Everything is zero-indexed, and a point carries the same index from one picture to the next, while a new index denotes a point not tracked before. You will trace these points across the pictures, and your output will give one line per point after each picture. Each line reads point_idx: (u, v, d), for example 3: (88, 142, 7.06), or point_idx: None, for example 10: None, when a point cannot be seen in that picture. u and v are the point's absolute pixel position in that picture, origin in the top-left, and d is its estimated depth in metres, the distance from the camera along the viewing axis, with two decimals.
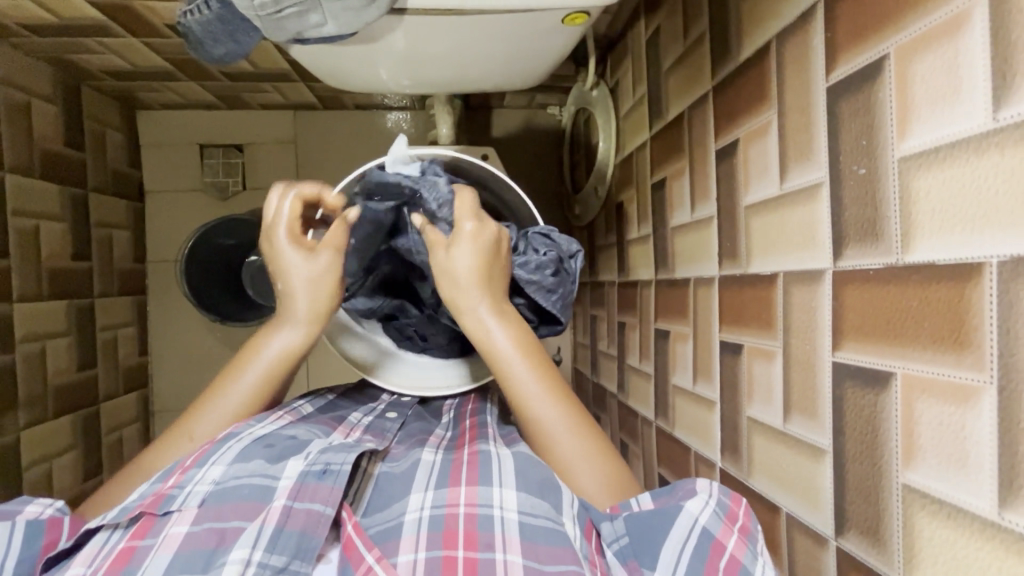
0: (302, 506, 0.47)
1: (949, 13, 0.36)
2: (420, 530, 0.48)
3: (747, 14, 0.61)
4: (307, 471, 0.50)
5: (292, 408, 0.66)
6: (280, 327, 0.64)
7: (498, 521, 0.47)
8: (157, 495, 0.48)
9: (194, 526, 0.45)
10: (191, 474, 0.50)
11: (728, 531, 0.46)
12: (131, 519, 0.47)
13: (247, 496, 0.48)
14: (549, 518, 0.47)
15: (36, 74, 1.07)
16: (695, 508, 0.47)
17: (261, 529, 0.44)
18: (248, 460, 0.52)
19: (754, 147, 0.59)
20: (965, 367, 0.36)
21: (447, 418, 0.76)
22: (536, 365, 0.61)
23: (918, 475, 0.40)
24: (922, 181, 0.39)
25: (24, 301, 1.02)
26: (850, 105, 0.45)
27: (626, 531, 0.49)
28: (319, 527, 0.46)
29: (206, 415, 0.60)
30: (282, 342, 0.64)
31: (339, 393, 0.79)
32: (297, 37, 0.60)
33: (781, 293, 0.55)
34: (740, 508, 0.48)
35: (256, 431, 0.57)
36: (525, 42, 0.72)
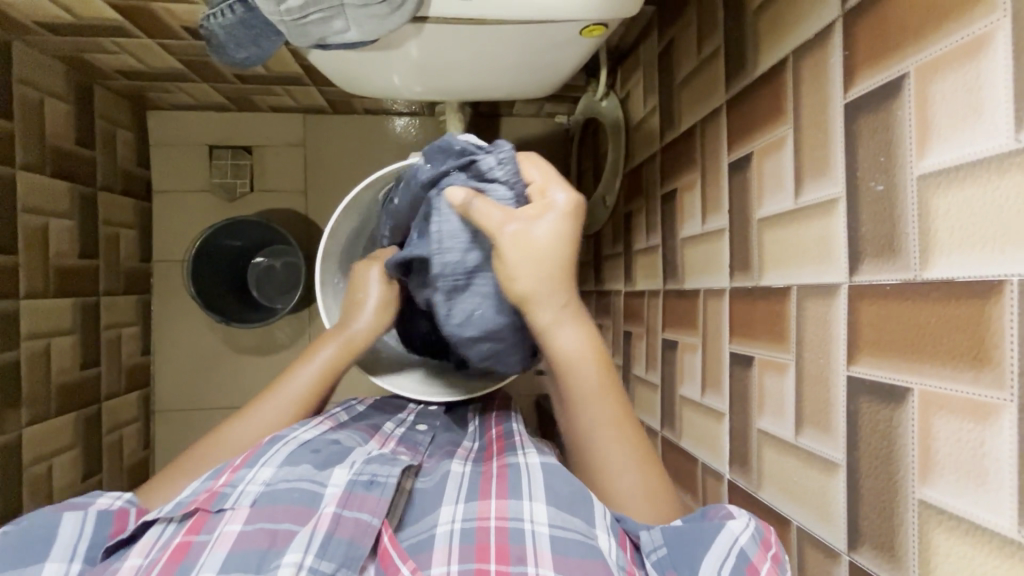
0: (350, 515, 0.47)
1: (971, 35, 0.37)
2: (451, 542, 0.49)
3: (764, 30, 0.62)
4: (354, 480, 0.51)
5: (330, 416, 0.69)
6: (320, 352, 0.69)
7: (529, 535, 0.48)
8: (211, 493, 0.50)
9: (247, 525, 0.46)
10: (242, 474, 0.52)
11: (763, 557, 0.46)
12: (184, 515, 0.48)
13: (296, 500, 0.49)
14: (584, 535, 0.48)
15: (51, 73, 1.08)
16: (736, 527, 0.47)
17: (313, 534, 0.45)
18: (296, 465, 0.54)
19: (769, 161, 0.60)
20: (984, 385, 0.36)
21: (473, 427, 0.76)
22: (607, 381, 0.59)
23: (935, 490, 0.40)
24: (941, 199, 0.40)
25: (31, 298, 1.02)
26: (868, 122, 0.46)
27: (664, 542, 0.49)
28: (365, 537, 0.47)
29: (241, 424, 0.64)
30: (317, 366, 0.69)
31: (369, 403, 0.80)
32: (320, 43, 0.61)
33: (794, 306, 0.55)
34: (775, 532, 0.48)
35: (301, 436, 0.59)
36: (542, 52, 0.73)
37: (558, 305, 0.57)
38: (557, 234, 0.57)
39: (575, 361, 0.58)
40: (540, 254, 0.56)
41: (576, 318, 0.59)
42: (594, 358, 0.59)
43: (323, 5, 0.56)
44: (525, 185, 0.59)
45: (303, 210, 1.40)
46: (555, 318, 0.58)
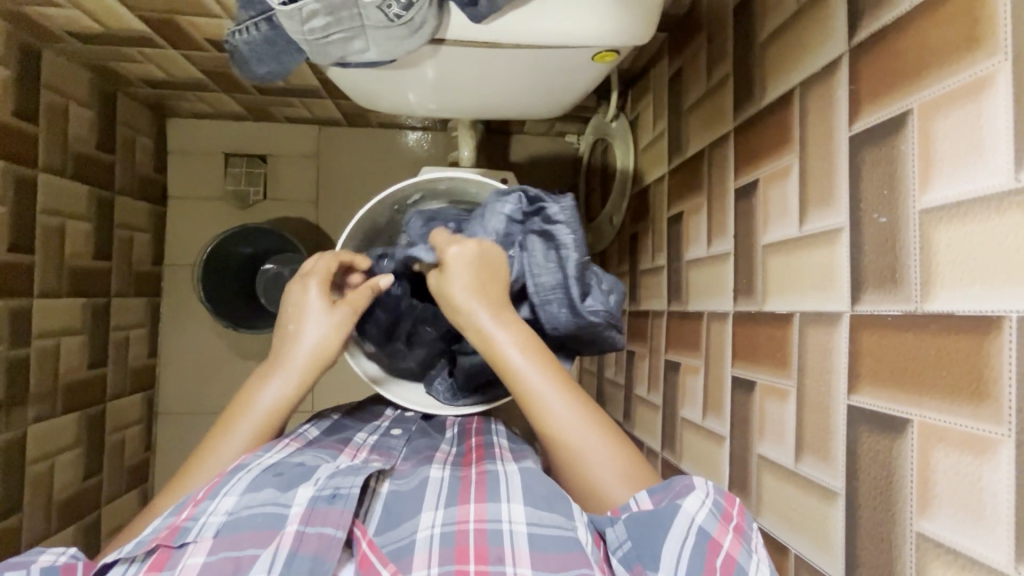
0: (313, 531, 0.49)
1: (972, 75, 0.38)
2: (431, 547, 0.50)
3: (772, 61, 0.63)
4: (318, 496, 0.52)
5: (297, 434, 0.68)
6: (274, 375, 0.65)
7: (508, 536, 0.49)
8: (172, 528, 0.49)
9: (210, 556, 0.47)
10: (204, 506, 0.51)
11: (724, 530, 0.47)
12: (147, 552, 0.48)
13: (261, 524, 0.50)
14: (560, 528, 0.50)
15: (77, 79, 1.11)
16: (692, 508, 0.48)
17: (276, 554, 0.47)
18: (259, 489, 0.53)
19: (774, 189, 0.61)
20: (983, 418, 0.36)
21: (451, 434, 0.78)
22: (553, 372, 0.60)
23: (934, 524, 0.40)
24: (943, 233, 0.40)
25: (44, 297, 1.04)
26: (871, 156, 0.47)
27: (628, 537, 0.49)
28: (331, 550, 0.49)
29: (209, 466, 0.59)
30: (276, 391, 0.64)
31: (343, 413, 0.81)
32: (339, 61, 0.63)
33: (796, 333, 0.56)
34: (735, 508, 0.50)
35: (265, 461, 0.58)
36: (554, 75, 0.75)
37: (484, 305, 0.63)
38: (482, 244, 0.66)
39: (512, 349, 0.60)
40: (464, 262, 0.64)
41: (499, 312, 0.63)
42: (532, 350, 0.61)
43: (344, 25, 0.58)
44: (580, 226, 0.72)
45: (313, 219, 1.42)
46: (485, 322, 0.62)
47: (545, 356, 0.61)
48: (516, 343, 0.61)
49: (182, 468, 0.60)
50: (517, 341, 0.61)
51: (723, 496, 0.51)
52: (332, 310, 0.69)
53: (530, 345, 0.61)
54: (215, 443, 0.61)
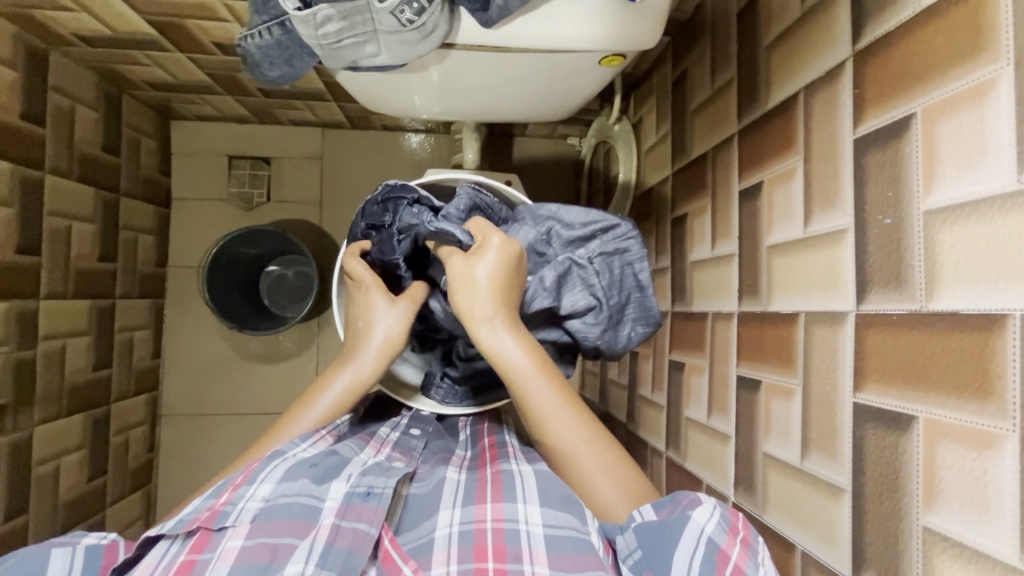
0: (348, 525, 0.49)
1: (975, 81, 0.39)
2: (450, 545, 0.51)
3: (776, 65, 0.64)
4: (352, 492, 0.52)
5: (329, 425, 0.69)
6: (345, 368, 0.69)
7: (525, 536, 0.50)
8: (212, 511, 0.50)
9: (249, 540, 0.47)
10: (242, 491, 0.52)
11: (732, 543, 0.47)
12: (188, 533, 0.49)
13: (297, 514, 0.50)
14: (575, 529, 0.50)
15: (83, 82, 1.12)
16: (702, 519, 0.49)
17: (313, 545, 0.47)
18: (295, 479, 0.54)
19: (778, 191, 0.62)
20: (987, 414, 0.37)
21: (464, 436, 0.78)
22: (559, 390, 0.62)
23: (939, 518, 0.41)
24: (947, 234, 0.41)
25: (50, 299, 1.05)
26: (876, 158, 0.48)
27: (638, 545, 0.49)
28: (363, 546, 0.48)
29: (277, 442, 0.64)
30: (344, 381, 0.68)
31: (366, 408, 0.82)
32: (351, 66, 0.64)
33: (802, 332, 0.57)
34: (739, 522, 0.50)
35: (300, 452, 0.59)
36: (561, 79, 0.76)
37: (497, 326, 0.63)
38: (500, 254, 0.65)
39: (525, 372, 0.62)
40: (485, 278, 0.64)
41: (514, 329, 0.63)
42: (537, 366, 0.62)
43: (357, 30, 0.59)
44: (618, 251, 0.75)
45: (317, 221, 1.43)
46: (494, 334, 0.63)
47: (551, 372, 0.62)
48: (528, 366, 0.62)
49: (257, 443, 0.66)
50: (524, 356, 0.62)
51: (727, 510, 0.51)
52: (393, 306, 0.72)
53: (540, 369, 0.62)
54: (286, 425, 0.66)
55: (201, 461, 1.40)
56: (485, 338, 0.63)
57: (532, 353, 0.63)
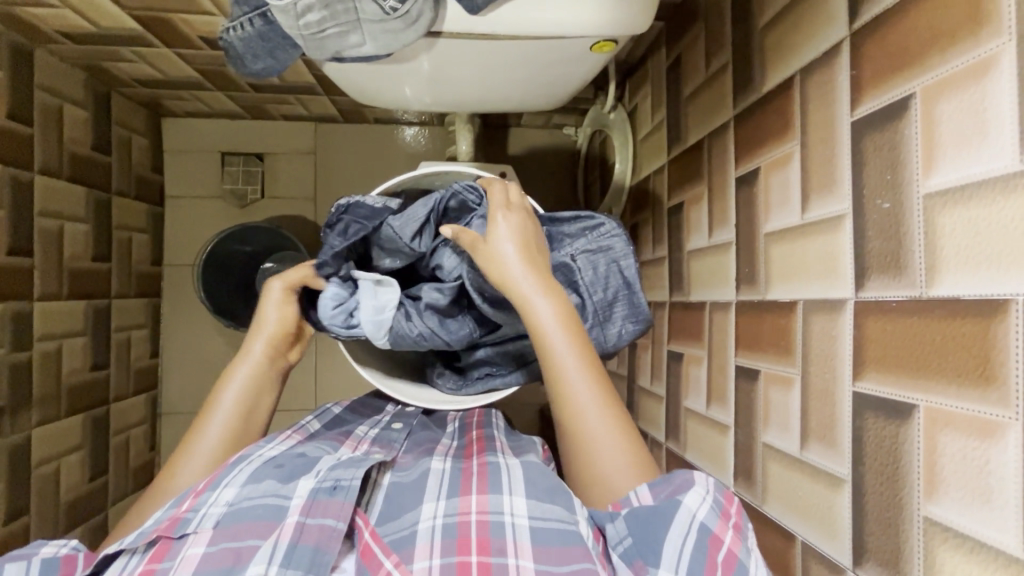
0: (313, 522, 0.50)
1: (976, 58, 0.38)
2: (433, 538, 0.51)
3: (771, 48, 0.63)
4: (318, 488, 0.53)
5: (300, 427, 0.71)
6: (239, 364, 0.71)
7: (510, 528, 0.50)
8: (172, 519, 0.51)
9: (211, 546, 0.48)
10: (205, 497, 0.53)
11: (724, 527, 0.48)
12: (148, 544, 0.50)
13: (263, 514, 0.51)
14: (563, 520, 0.50)
15: (71, 80, 1.10)
16: (693, 504, 0.49)
17: (276, 545, 0.48)
18: (259, 481, 0.55)
19: (775, 177, 0.61)
20: (990, 402, 0.36)
21: (452, 427, 0.78)
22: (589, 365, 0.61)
23: (941, 508, 0.40)
24: (947, 217, 0.40)
25: (44, 300, 1.04)
26: (874, 141, 0.47)
27: (629, 533, 0.50)
28: (331, 542, 0.49)
29: (190, 454, 0.65)
30: (244, 374, 0.71)
31: (346, 405, 0.82)
32: (335, 56, 0.62)
33: (800, 321, 0.55)
34: (733, 505, 0.50)
35: (265, 453, 0.61)
36: (552, 67, 0.74)
37: (528, 280, 0.63)
38: (519, 223, 0.68)
39: (551, 328, 0.61)
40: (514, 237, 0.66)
41: (550, 292, 0.63)
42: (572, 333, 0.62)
43: (339, 20, 0.58)
44: (606, 250, 0.74)
45: (312, 217, 1.42)
46: (530, 290, 0.63)
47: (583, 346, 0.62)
48: (555, 322, 0.61)
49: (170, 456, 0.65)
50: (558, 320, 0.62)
51: (722, 493, 0.51)
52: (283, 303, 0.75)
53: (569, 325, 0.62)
54: (198, 429, 0.67)
55: None
56: (514, 282, 0.64)
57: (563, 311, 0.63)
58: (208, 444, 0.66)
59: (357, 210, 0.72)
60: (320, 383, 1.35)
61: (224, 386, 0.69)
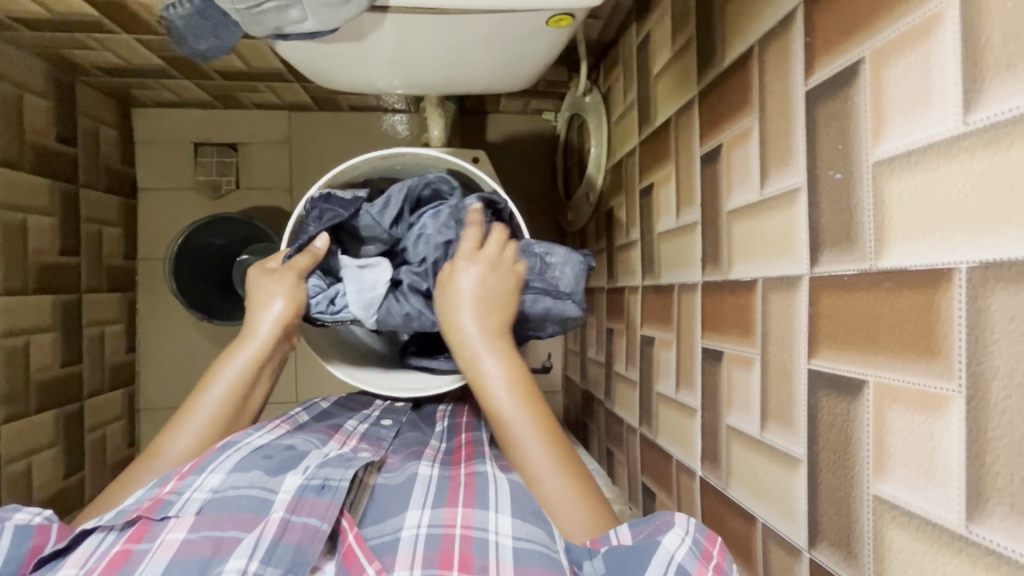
0: (298, 520, 0.49)
1: (921, 16, 0.36)
2: (415, 548, 0.49)
3: (731, 20, 0.61)
4: (306, 485, 0.52)
5: (288, 418, 0.70)
6: (242, 346, 0.68)
7: (492, 546, 0.48)
8: (154, 501, 0.50)
9: (191, 533, 0.47)
10: (190, 481, 0.52)
11: (703, 569, 0.46)
12: (126, 523, 0.48)
13: (245, 507, 0.50)
14: (545, 546, 0.48)
15: (31, 69, 1.07)
16: (671, 545, 0.47)
17: (259, 539, 0.46)
18: (246, 470, 0.54)
19: (737, 153, 0.59)
20: (934, 375, 0.35)
21: (441, 427, 0.77)
22: (538, 420, 0.61)
23: (889, 486, 0.39)
24: (894, 186, 0.38)
25: (9, 294, 1.02)
26: (826, 110, 0.45)
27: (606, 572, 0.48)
28: (314, 542, 0.48)
29: (175, 436, 0.61)
30: (245, 358, 0.67)
31: (333, 401, 0.81)
32: (277, 33, 0.60)
33: (760, 300, 0.54)
34: (716, 547, 0.48)
35: (255, 440, 0.60)
36: (511, 44, 0.72)
37: (478, 341, 0.65)
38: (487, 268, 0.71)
39: (499, 391, 0.63)
40: (467, 291, 0.69)
41: (495, 351, 0.65)
42: (519, 390, 0.63)
43: None
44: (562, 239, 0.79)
45: (288, 207, 1.40)
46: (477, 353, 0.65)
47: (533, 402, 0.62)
48: (502, 385, 0.63)
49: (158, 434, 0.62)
50: (503, 376, 0.63)
51: (704, 534, 0.49)
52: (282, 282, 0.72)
53: (519, 385, 0.63)
54: (191, 406, 0.64)
55: None
56: (467, 345, 0.66)
57: (514, 371, 0.64)
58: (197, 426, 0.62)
59: (332, 199, 0.77)
60: (299, 376, 1.34)
61: (222, 366, 0.66)
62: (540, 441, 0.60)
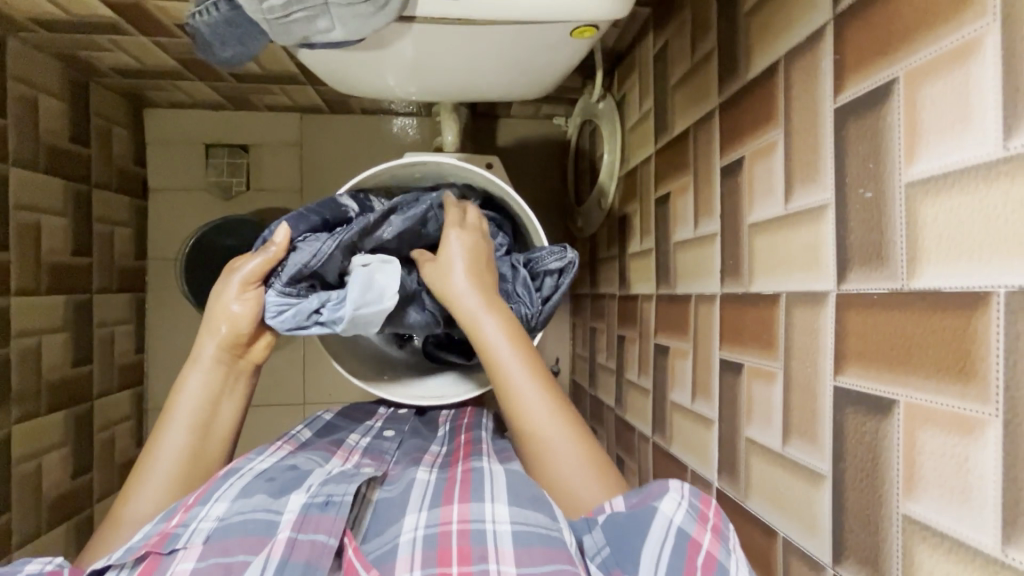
0: (305, 538, 0.49)
1: (960, 39, 0.36)
2: (414, 549, 0.49)
3: (755, 34, 0.61)
4: (309, 504, 0.52)
5: (290, 437, 0.70)
6: (190, 371, 0.65)
7: (491, 535, 0.48)
8: (161, 535, 0.49)
9: (200, 561, 0.46)
10: (196, 512, 0.51)
11: (702, 530, 0.47)
12: (137, 560, 0.47)
13: (252, 530, 0.49)
14: (547, 527, 0.48)
15: (47, 70, 1.08)
16: (669, 510, 0.48)
17: (268, 560, 0.46)
18: (250, 496, 0.54)
19: (759, 166, 0.59)
20: (969, 398, 0.35)
21: (443, 432, 0.77)
22: (536, 373, 0.62)
23: (919, 506, 0.39)
24: (929, 208, 0.39)
25: (22, 295, 1.02)
26: (857, 129, 0.45)
27: (607, 543, 0.49)
28: (322, 557, 0.48)
29: (146, 475, 0.60)
30: (197, 383, 0.64)
31: (336, 413, 0.81)
32: (304, 41, 0.61)
33: (783, 315, 0.54)
34: (711, 509, 0.49)
35: (257, 466, 0.60)
36: (532, 54, 0.73)
37: (474, 300, 0.66)
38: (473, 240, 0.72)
39: (499, 343, 0.63)
40: (458, 265, 0.69)
41: (493, 307, 0.66)
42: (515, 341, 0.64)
43: (307, 5, 0.56)
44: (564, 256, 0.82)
45: (298, 209, 1.40)
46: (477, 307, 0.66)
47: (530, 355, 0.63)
48: (502, 337, 0.64)
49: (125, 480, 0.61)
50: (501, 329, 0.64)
51: (698, 498, 0.50)
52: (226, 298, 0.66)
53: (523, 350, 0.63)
54: (153, 445, 0.62)
55: None
56: (464, 304, 0.67)
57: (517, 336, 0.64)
58: (164, 465, 0.61)
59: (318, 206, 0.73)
60: (308, 377, 1.34)
61: (178, 397, 0.64)
62: (548, 404, 0.60)
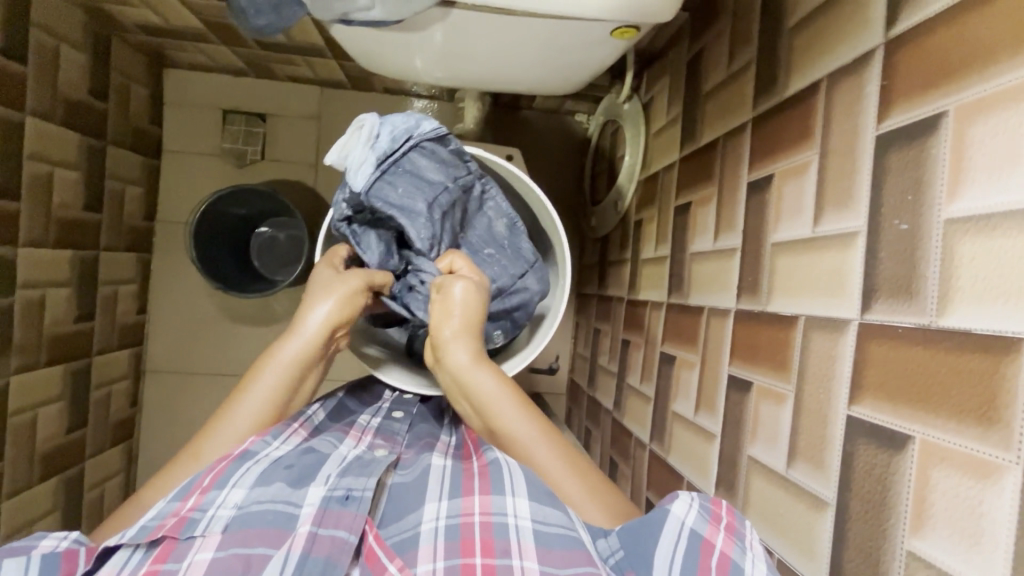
0: (326, 532, 0.49)
1: (1015, 80, 0.36)
2: (436, 540, 0.50)
3: (798, 51, 0.60)
4: (330, 497, 0.53)
5: (306, 418, 0.67)
6: (287, 343, 0.61)
7: (513, 530, 0.49)
8: (178, 518, 0.49)
9: (219, 551, 0.47)
10: (212, 496, 0.52)
11: (715, 531, 0.47)
12: (151, 542, 0.48)
13: (271, 522, 0.50)
14: (564, 527, 0.49)
15: (71, 21, 1.06)
16: (680, 512, 0.49)
17: (288, 556, 0.47)
18: (269, 484, 0.54)
19: (789, 185, 0.58)
20: (990, 442, 0.35)
21: (450, 419, 0.76)
22: (522, 407, 0.59)
23: (927, 543, 0.39)
24: (966, 246, 0.38)
25: (30, 246, 1.01)
26: (899, 158, 0.44)
27: (621, 547, 0.50)
28: (341, 554, 0.48)
29: (218, 434, 0.57)
30: (289, 356, 0.61)
31: (346, 391, 0.80)
32: (342, 18, 0.62)
33: (800, 337, 0.54)
34: (722, 509, 0.49)
35: (274, 452, 0.58)
36: (564, 51, 0.72)
37: (466, 312, 0.63)
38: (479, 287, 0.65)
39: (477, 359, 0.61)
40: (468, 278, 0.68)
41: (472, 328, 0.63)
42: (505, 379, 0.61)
43: None
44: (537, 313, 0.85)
45: (312, 182, 1.39)
46: (462, 300, 0.64)
47: (529, 408, 0.59)
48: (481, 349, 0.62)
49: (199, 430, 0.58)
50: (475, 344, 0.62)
51: (709, 499, 0.50)
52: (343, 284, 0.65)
53: (510, 387, 0.60)
54: (230, 409, 0.59)
55: (183, 416, 1.40)
56: (454, 312, 0.63)
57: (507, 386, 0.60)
58: (239, 427, 0.58)
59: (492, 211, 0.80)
60: None
61: (266, 366, 0.60)
62: (523, 420, 0.58)
